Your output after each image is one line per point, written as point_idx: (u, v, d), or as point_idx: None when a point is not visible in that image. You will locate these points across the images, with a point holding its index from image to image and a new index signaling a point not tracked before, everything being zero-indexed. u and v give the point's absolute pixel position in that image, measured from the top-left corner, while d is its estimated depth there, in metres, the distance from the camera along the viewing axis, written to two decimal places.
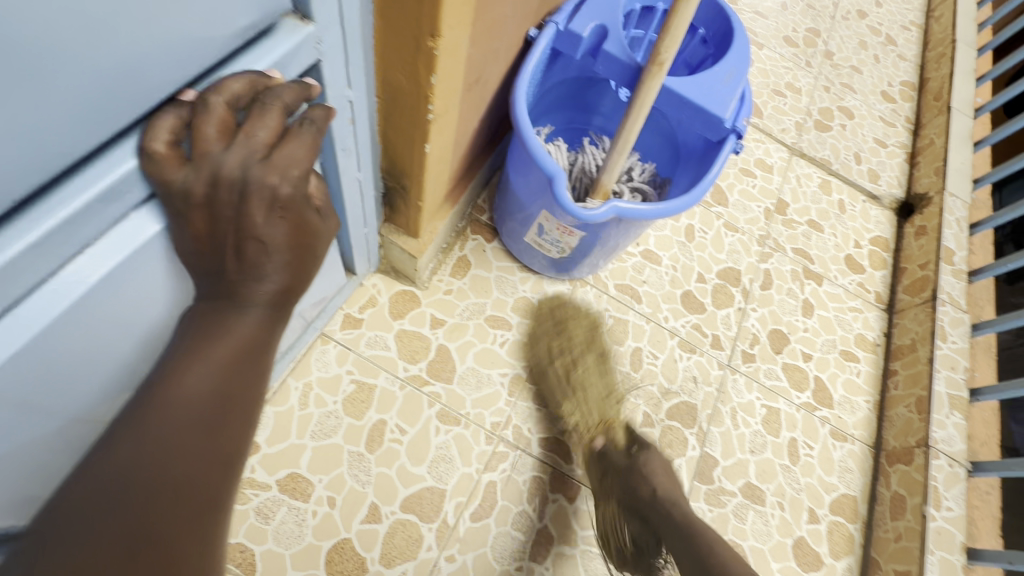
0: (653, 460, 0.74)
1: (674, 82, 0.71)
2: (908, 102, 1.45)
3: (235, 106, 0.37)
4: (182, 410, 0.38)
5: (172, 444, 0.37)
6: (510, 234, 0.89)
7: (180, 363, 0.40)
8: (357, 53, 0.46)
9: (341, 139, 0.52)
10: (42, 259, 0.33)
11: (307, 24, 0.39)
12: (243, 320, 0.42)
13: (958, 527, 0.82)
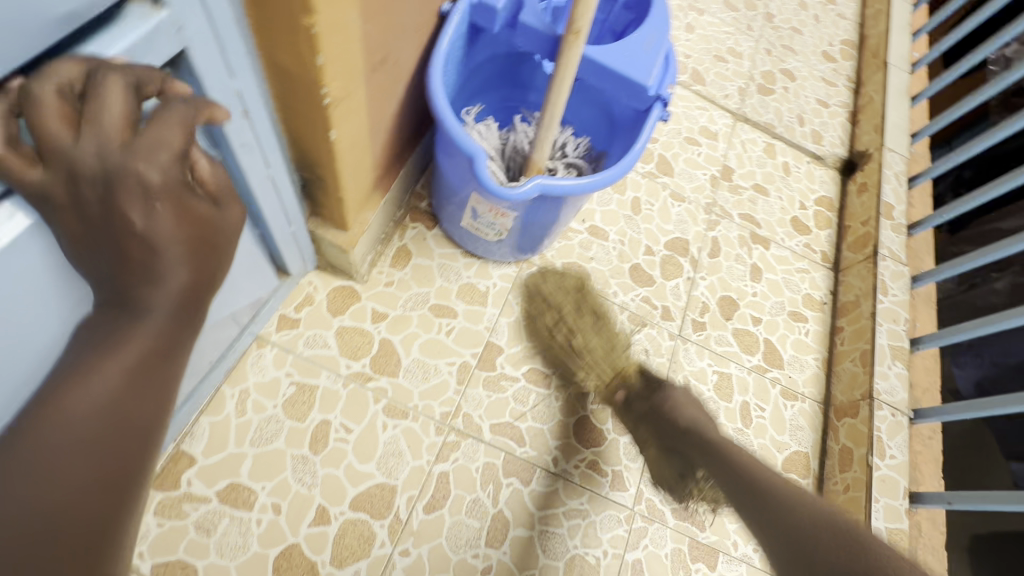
0: (674, 399, 0.74)
1: (595, 51, 0.70)
2: (849, 61, 1.46)
3: (68, 92, 0.32)
4: (59, 435, 0.30)
5: (41, 476, 0.29)
6: (448, 219, 0.87)
7: (70, 371, 0.32)
8: (233, 40, 0.43)
9: (236, 135, 0.49)
10: None
11: (160, 9, 0.36)
12: (143, 327, 0.34)
13: (901, 473, 0.85)
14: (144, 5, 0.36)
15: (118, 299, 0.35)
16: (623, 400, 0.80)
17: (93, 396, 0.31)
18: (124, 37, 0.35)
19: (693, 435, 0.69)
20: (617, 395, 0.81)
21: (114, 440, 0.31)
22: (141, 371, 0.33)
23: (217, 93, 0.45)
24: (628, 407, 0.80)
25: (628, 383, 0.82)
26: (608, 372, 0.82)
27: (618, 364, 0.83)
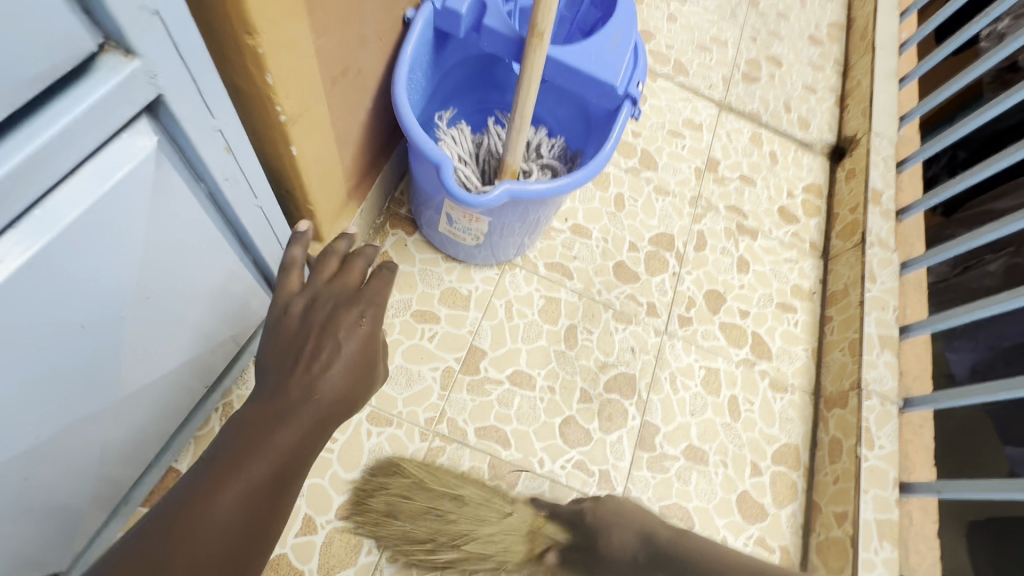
0: (615, 525, 0.70)
1: (561, 51, 0.69)
2: (837, 44, 1.44)
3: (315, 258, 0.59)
4: (228, 505, 0.42)
5: (204, 534, 0.41)
6: (427, 224, 0.87)
7: (209, 484, 0.42)
8: (208, 77, 0.42)
9: (220, 169, 0.48)
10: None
11: (132, 59, 0.35)
12: (303, 422, 0.47)
13: (890, 463, 0.85)
14: (116, 55, 0.34)
15: (265, 413, 0.47)
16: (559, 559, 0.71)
17: (227, 506, 0.42)
18: (95, 91, 0.33)
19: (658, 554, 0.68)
20: (546, 556, 0.71)
21: (233, 543, 0.41)
22: (265, 486, 0.44)
23: (198, 134, 0.44)
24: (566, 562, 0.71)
25: (548, 538, 0.72)
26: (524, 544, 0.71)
27: (527, 526, 0.72)
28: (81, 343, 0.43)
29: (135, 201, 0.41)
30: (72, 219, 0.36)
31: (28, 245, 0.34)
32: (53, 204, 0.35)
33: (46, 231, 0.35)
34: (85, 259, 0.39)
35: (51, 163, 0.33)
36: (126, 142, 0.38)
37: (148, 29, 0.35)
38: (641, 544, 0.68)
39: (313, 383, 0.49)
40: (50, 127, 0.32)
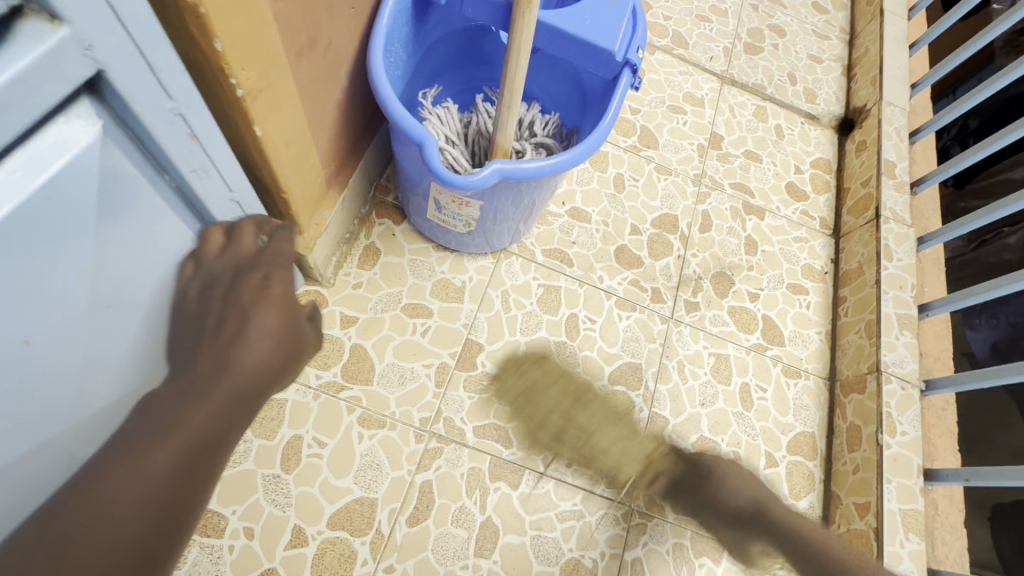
0: (731, 477, 0.75)
1: (552, 16, 0.63)
2: (842, 11, 1.37)
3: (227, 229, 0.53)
4: (149, 473, 0.41)
5: (119, 501, 0.40)
6: (415, 212, 0.81)
7: (122, 461, 0.42)
8: (162, 51, 0.35)
9: (184, 159, 0.42)
10: None
11: (59, 26, 0.28)
12: (222, 386, 0.48)
13: (914, 450, 0.80)
14: (39, 21, 0.28)
15: (189, 386, 0.47)
16: (669, 485, 0.78)
17: (147, 478, 0.41)
18: (12, 64, 0.27)
19: (765, 519, 0.72)
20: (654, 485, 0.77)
21: (156, 506, 0.41)
22: (193, 453, 0.44)
23: (154, 120, 0.37)
24: (676, 489, 0.77)
25: (661, 469, 0.79)
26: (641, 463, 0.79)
27: (645, 450, 0.80)
28: (29, 367, 0.37)
29: (80, 198, 0.35)
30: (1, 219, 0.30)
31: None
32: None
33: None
34: (17, 267, 0.32)
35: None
36: (64, 129, 0.32)
37: None
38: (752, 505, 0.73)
39: (228, 355, 0.49)
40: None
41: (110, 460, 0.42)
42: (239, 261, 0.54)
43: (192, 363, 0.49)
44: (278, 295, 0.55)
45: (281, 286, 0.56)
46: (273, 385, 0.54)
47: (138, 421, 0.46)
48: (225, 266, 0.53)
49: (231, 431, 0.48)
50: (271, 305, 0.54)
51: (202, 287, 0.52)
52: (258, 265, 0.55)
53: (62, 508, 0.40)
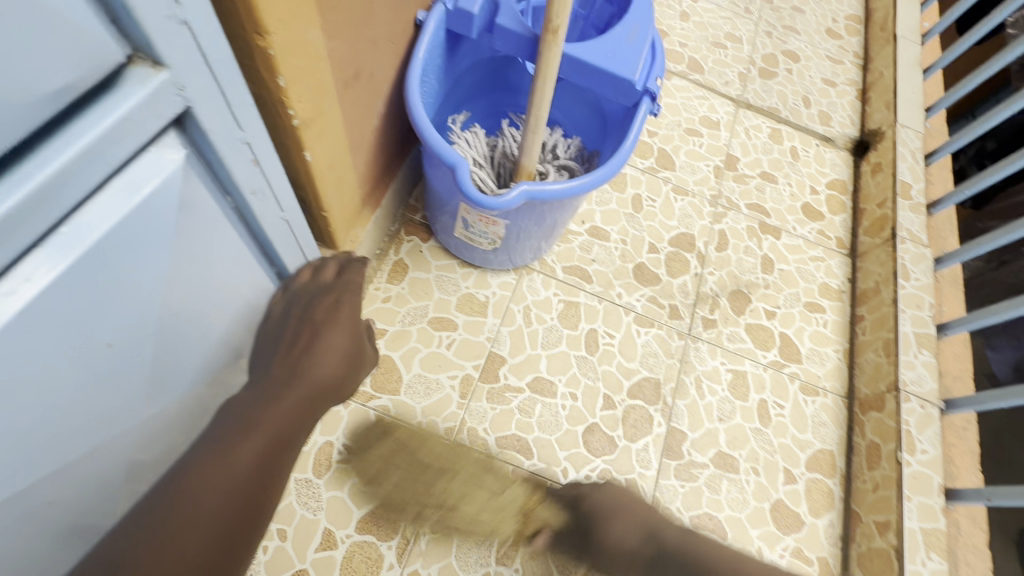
0: (621, 512, 0.72)
1: (577, 48, 0.67)
2: (855, 37, 1.40)
3: (315, 266, 0.67)
4: (235, 466, 0.51)
5: (211, 487, 0.49)
6: (443, 230, 0.86)
7: (213, 454, 0.51)
8: (237, 90, 0.40)
9: (247, 182, 0.47)
10: (36, 322, 0.33)
11: (159, 70, 0.33)
12: (293, 393, 0.59)
13: (934, 469, 0.80)
14: (145, 67, 0.32)
15: (266, 392, 0.58)
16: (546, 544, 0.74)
17: (234, 469, 0.51)
18: (120, 104, 0.31)
19: (663, 549, 0.71)
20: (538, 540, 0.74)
21: (241, 493, 0.50)
22: (269, 450, 0.54)
23: (227, 148, 0.42)
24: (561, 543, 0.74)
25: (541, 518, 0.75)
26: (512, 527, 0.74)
27: (518, 505, 0.75)
28: (109, 368, 0.42)
29: (163, 219, 0.39)
30: (101, 235, 0.34)
31: (47, 270, 0.32)
32: (83, 223, 0.33)
33: (71, 252, 0.33)
34: (108, 276, 0.37)
35: (74, 180, 0.31)
36: (154, 158, 0.37)
37: (174, 39, 0.32)
38: (644, 538, 0.71)
39: (302, 366, 0.61)
40: (72, 144, 0.30)
41: (203, 454, 0.51)
42: (316, 287, 0.66)
43: (269, 372, 0.60)
44: (345, 318, 0.67)
45: (349, 308, 0.68)
46: (335, 396, 0.65)
47: (222, 422, 0.56)
48: (304, 292, 0.65)
49: (297, 434, 0.58)
50: (339, 324, 0.66)
51: (285, 306, 0.64)
52: (332, 290, 0.67)
53: (168, 495, 0.48)
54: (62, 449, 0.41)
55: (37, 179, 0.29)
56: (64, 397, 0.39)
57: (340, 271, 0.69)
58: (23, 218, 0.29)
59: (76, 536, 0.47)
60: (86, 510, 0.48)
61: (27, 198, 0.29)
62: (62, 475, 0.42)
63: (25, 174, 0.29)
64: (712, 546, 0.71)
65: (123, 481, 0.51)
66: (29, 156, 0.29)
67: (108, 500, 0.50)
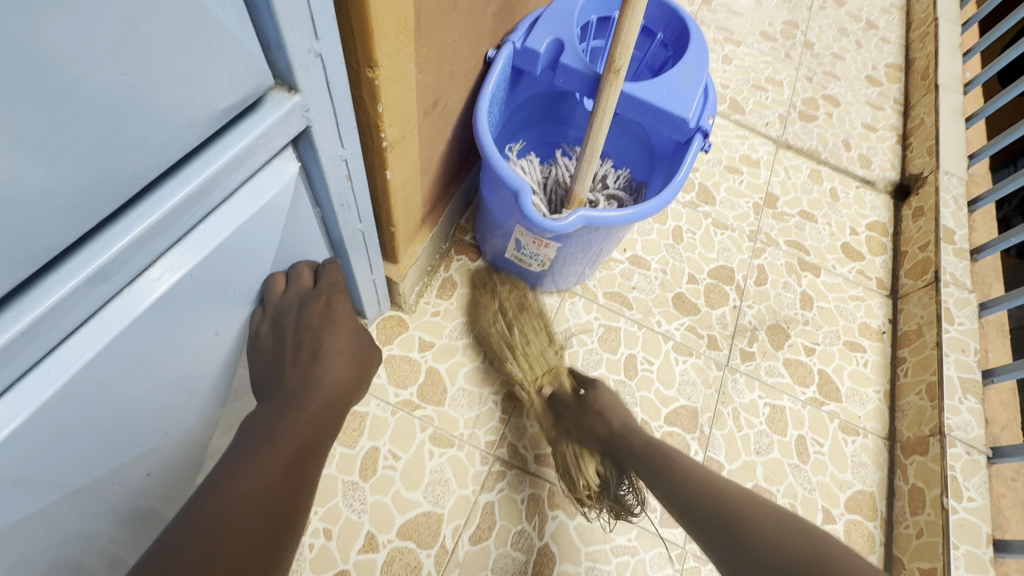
0: (603, 395, 0.75)
1: (634, 88, 0.72)
2: (896, 84, 1.43)
3: (287, 278, 0.57)
4: (261, 473, 0.48)
5: (240, 495, 0.46)
6: (492, 250, 0.89)
7: (239, 462, 0.49)
8: (346, 114, 0.45)
9: (339, 196, 0.51)
10: (170, 305, 0.38)
11: (294, 95, 0.38)
12: (314, 395, 0.56)
13: (982, 518, 0.79)
14: (282, 92, 0.37)
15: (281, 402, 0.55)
16: (549, 396, 0.78)
17: (259, 475, 0.48)
18: (261, 123, 0.36)
19: (628, 434, 0.70)
20: (545, 389, 0.78)
21: (273, 506, 0.47)
22: (295, 459, 0.51)
23: (329, 165, 0.47)
24: (551, 403, 0.77)
25: (560, 380, 0.78)
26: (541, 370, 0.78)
27: (553, 361, 0.79)
28: (202, 352, 0.47)
29: (269, 223, 0.44)
30: (227, 235, 0.39)
31: (185, 261, 0.37)
32: (216, 222, 0.38)
33: (205, 247, 0.38)
34: (222, 272, 0.42)
35: (217, 188, 0.36)
36: (275, 169, 0.42)
37: (310, 69, 0.38)
38: (621, 421, 0.71)
39: (314, 373, 0.58)
40: (223, 154, 0.35)
41: (220, 477, 0.48)
42: (302, 295, 0.58)
43: (283, 381, 0.57)
44: (343, 315, 0.62)
45: (344, 306, 0.63)
46: (355, 395, 0.63)
47: (248, 437, 0.53)
48: (291, 302, 0.57)
49: (325, 436, 0.55)
50: (338, 323, 0.62)
51: (274, 325, 0.56)
52: (320, 294, 0.60)
53: (192, 513, 0.45)
54: (154, 418, 0.46)
55: (194, 182, 0.34)
56: (167, 369, 0.43)
57: (319, 272, 0.61)
58: (178, 215, 0.35)
59: (138, 512, 0.51)
60: (150, 488, 0.52)
61: (186, 198, 0.34)
62: (152, 440, 0.47)
63: (187, 178, 0.34)
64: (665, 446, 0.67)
65: (189, 456, 0.56)
66: (191, 162, 0.34)
67: (177, 467, 0.55)
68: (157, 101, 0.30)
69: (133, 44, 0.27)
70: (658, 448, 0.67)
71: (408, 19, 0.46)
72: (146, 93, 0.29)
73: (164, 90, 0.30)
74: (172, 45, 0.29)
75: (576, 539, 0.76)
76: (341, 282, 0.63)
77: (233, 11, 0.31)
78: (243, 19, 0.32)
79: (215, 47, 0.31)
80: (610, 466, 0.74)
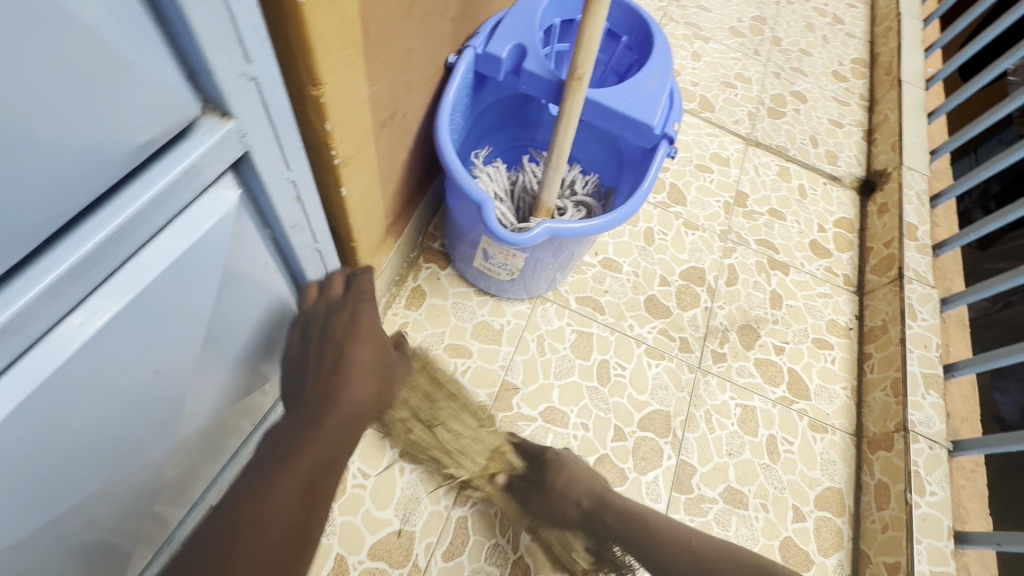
0: (567, 470, 0.76)
1: (599, 93, 0.70)
2: (861, 79, 1.45)
3: (321, 284, 0.61)
4: (282, 501, 0.55)
5: (263, 524, 0.53)
6: (461, 258, 0.88)
7: (259, 485, 0.56)
8: (289, 134, 0.42)
9: (289, 217, 0.49)
10: (99, 349, 0.36)
11: (227, 121, 0.35)
12: (332, 417, 0.61)
13: (943, 511, 0.81)
14: (213, 118, 0.35)
15: (301, 425, 0.60)
16: (505, 484, 0.77)
17: (279, 497, 0.55)
18: (191, 152, 0.34)
19: (607, 507, 0.74)
20: (498, 478, 0.77)
21: (295, 526, 0.55)
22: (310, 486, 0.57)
23: (274, 188, 0.44)
24: (510, 491, 0.77)
25: (508, 461, 0.79)
26: (484, 459, 0.78)
27: (494, 445, 0.80)
28: (146, 394, 0.44)
29: (211, 256, 0.42)
30: (162, 270, 0.37)
31: (114, 302, 0.35)
32: (148, 258, 0.36)
33: (135, 285, 0.36)
34: (163, 309, 0.40)
35: (145, 223, 0.34)
36: (212, 198, 0.39)
37: (241, 92, 0.35)
38: (590, 499, 0.75)
39: (335, 390, 0.62)
40: (147, 190, 0.32)
41: (241, 499, 0.55)
42: (331, 303, 0.63)
43: (306, 398, 0.62)
44: (367, 332, 0.67)
45: (368, 319, 0.67)
46: (370, 411, 0.67)
47: (269, 455, 0.60)
48: (320, 310, 0.62)
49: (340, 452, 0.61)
50: (361, 340, 0.66)
51: (302, 333, 0.62)
52: (346, 305, 0.65)
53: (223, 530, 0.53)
54: (97, 466, 0.43)
55: (116, 222, 0.32)
56: (110, 413, 0.41)
57: (351, 281, 0.65)
58: (98, 258, 0.32)
59: (87, 553, 0.49)
60: (102, 529, 0.49)
61: (106, 239, 0.32)
62: (98, 486, 0.45)
63: (107, 218, 0.31)
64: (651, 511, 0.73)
65: (145, 495, 0.54)
66: (114, 199, 0.32)
67: (132, 507, 0.52)
68: (63, 141, 0.27)
69: (24, 84, 0.24)
70: (640, 519, 0.72)
71: (354, 32, 0.44)
72: (49, 129, 0.26)
73: (69, 128, 0.27)
74: (76, 79, 0.26)
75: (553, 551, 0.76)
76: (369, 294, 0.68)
77: (143, 39, 0.28)
78: (158, 44, 0.29)
79: (126, 76, 0.28)
80: (593, 542, 0.75)
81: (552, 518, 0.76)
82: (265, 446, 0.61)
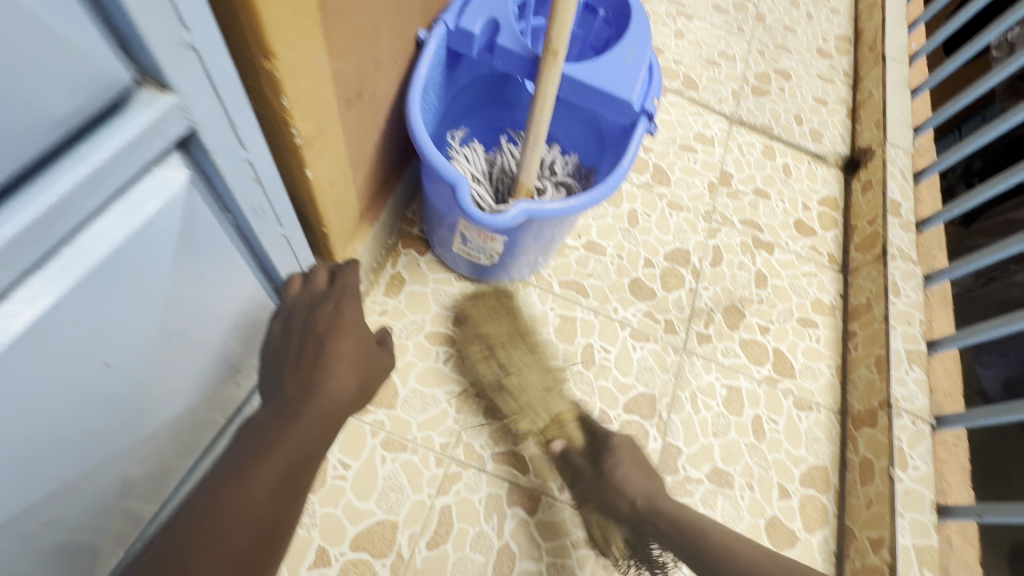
0: (625, 464, 0.71)
1: (575, 69, 0.68)
2: (845, 56, 1.43)
3: (302, 275, 0.62)
4: (253, 498, 0.47)
5: (224, 520, 0.46)
6: (440, 243, 0.85)
7: (229, 478, 0.48)
8: (240, 109, 0.40)
9: (248, 201, 0.46)
10: (37, 341, 0.33)
11: (166, 93, 0.33)
12: (312, 407, 0.54)
13: (926, 486, 0.81)
14: (151, 90, 0.33)
15: (280, 416, 0.54)
16: (560, 452, 0.74)
17: (254, 489, 0.48)
18: (128, 127, 0.32)
19: (658, 513, 0.67)
20: (554, 445, 0.74)
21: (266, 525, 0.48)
22: (286, 477, 0.50)
23: (228, 167, 0.42)
24: (563, 461, 0.74)
25: (569, 432, 0.74)
26: (546, 420, 0.74)
27: (556, 411, 0.74)
28: (97, 389, 0.42)
29: (162, 242, 0.39)
30: (103, 256, 0.35)
31: (50, 289, 0.33)
32: (86, 242, 0.34)
33: (73, 272, 0.33)
34: (110, 298, 0.38)
35: (79, 205, 0.32)
36: (156, 179, 0.37)
37: (180, 62, 0.33)
38: (644, 497, 0.68)
39: (315, 381, 0.56)
40: (77, 168, 0.30)
41: (220, 480, 0.48)
42: (316, 294, 0.63)
43: (283, 389, 0.56)
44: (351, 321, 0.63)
45: (351, 312, 0.63)
46: (353, 405, 0.62)
47: (241, 445, 0.52)
48: (303, 302, 0.62)
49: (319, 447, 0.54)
50: (345, 331, 0.62)
51: (284, 323, 0.62)
52: (330, 296, 0.63)
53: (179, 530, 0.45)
54: (49, 464, 0.41)
55: (43, 201, 0.29)
56: (58, 410, 0.39)
57: (334, 276, 0.66)
58: (27, 242, 0.30)
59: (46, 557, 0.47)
60: (62, 530, 0.47)
61: (34, 221, 0.29)
62: (54, 486, 0.43)
63: (34, 198, 0.29)
64: (714, 527, 0.64)
65: (109, 493, 0.51)
66: (40, 176, 0.29)
67: (94, 507, 0.50)
68: None
69: None
70: (696, 533, 0.63)
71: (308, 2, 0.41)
72: None
73: None
74: None
75: (540, 537, 0.75)
76: (353, 286, 0.67)
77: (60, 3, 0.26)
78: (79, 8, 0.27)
79: (42, 42, 0.26)
80: (632, 538, 0.71)
81: (603, 507, 0.71)
82: (235, 439, 0.53)
